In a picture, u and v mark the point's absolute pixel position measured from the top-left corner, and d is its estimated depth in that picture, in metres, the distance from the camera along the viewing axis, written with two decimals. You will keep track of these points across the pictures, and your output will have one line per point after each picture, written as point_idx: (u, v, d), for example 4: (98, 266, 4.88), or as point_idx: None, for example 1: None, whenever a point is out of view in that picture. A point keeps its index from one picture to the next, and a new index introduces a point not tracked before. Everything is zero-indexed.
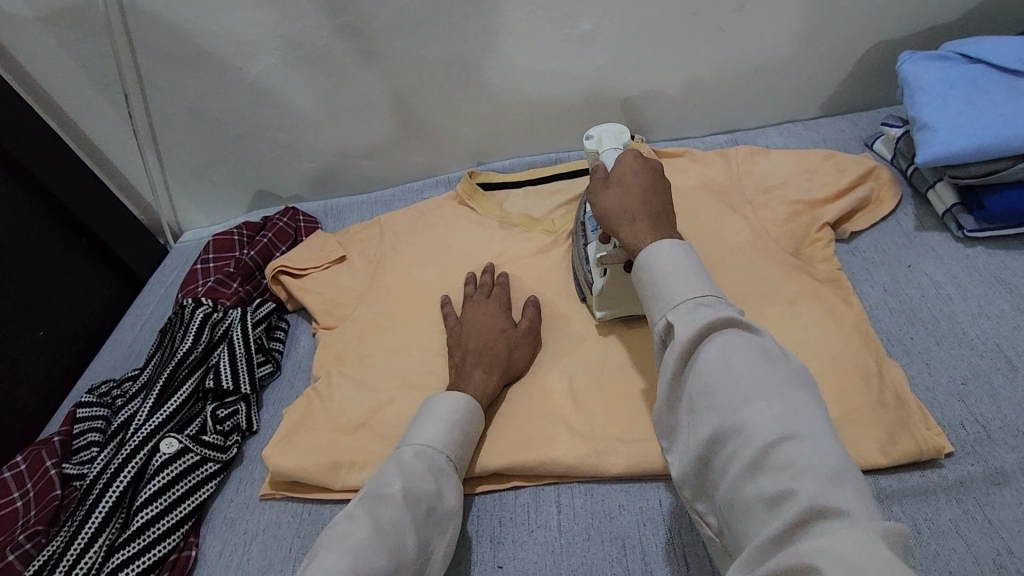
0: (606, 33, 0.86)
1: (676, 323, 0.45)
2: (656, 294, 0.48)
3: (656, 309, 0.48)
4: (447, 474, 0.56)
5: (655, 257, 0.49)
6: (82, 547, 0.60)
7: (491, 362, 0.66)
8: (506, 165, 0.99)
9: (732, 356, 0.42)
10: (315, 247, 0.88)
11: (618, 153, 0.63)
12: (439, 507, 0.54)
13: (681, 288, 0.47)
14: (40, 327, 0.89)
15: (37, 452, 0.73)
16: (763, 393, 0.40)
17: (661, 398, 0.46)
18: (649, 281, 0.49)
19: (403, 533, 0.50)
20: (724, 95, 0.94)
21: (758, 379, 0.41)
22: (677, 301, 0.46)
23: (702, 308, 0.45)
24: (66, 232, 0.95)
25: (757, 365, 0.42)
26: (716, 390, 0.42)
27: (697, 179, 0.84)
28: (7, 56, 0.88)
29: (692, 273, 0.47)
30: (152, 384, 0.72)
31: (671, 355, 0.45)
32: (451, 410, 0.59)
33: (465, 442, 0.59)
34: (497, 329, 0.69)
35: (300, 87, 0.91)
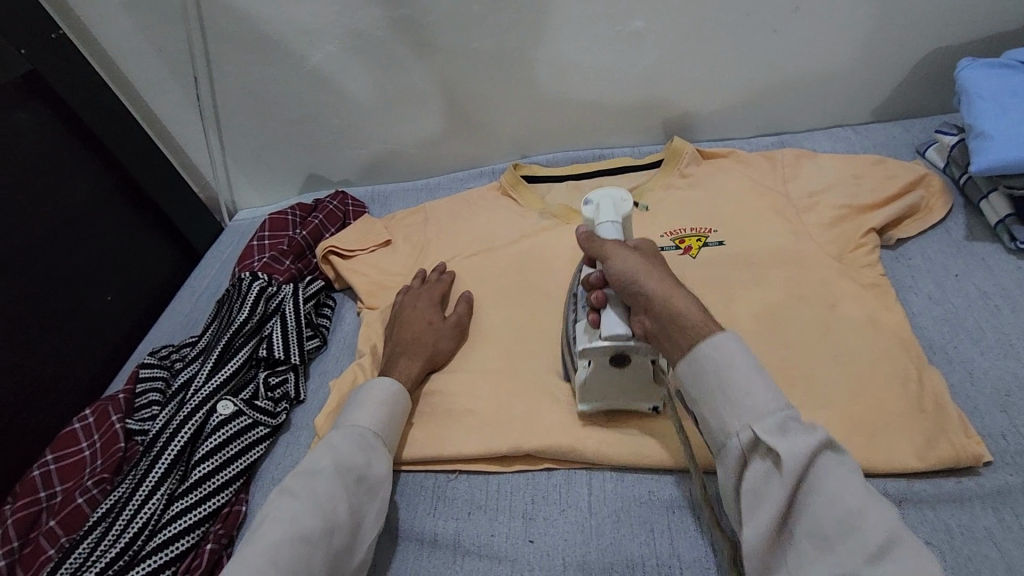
0: (657, 31, 0.86)
1: (775, 446, 0.46)
2: (732, 404, 0.49)
3: (739, 419, 0.48)
4: (376, 448, 0.62)
5: (731, 358, 0.50)
6: (145, 495, 0.65)
7: (416, 350, 0.72)
8: (550, 159, 1.01)
9: (843, 484, 0.45)
10: (363, 230, 0.92)
11: (615, 228, 0.63)
12: (370, 476, 0.60)
13: (762, 400, 0.48)
14: (108, 292, 0.95)
15: (104, 406, 0.78)
16: (875, 517, 0.44)
17: (756, 523, 0.47)
18: (717, 385, 0.50)
19: (334, 500, 0.56)
20: (773, 97, 0.94)
21: (875, 522, 0.43)
22: (763, 412, 0.48)
23: (793, 426, 0.47)
24: (134, 205, 1.02)
25: (865, 500, 0.44)
26: (835, 540, 0.44)
27: (740, 181, 0.84)
28: (90, 38, 0.94)
29: (766, 382, 0.49)
30: (211, 350, 0.77)
31: (779, 483, 0.46)
32: (379, 392, 0.65)
33: (395, 419, 0.65)
34: (425, 320, 0.74)
35: (357, 75, 0.95)
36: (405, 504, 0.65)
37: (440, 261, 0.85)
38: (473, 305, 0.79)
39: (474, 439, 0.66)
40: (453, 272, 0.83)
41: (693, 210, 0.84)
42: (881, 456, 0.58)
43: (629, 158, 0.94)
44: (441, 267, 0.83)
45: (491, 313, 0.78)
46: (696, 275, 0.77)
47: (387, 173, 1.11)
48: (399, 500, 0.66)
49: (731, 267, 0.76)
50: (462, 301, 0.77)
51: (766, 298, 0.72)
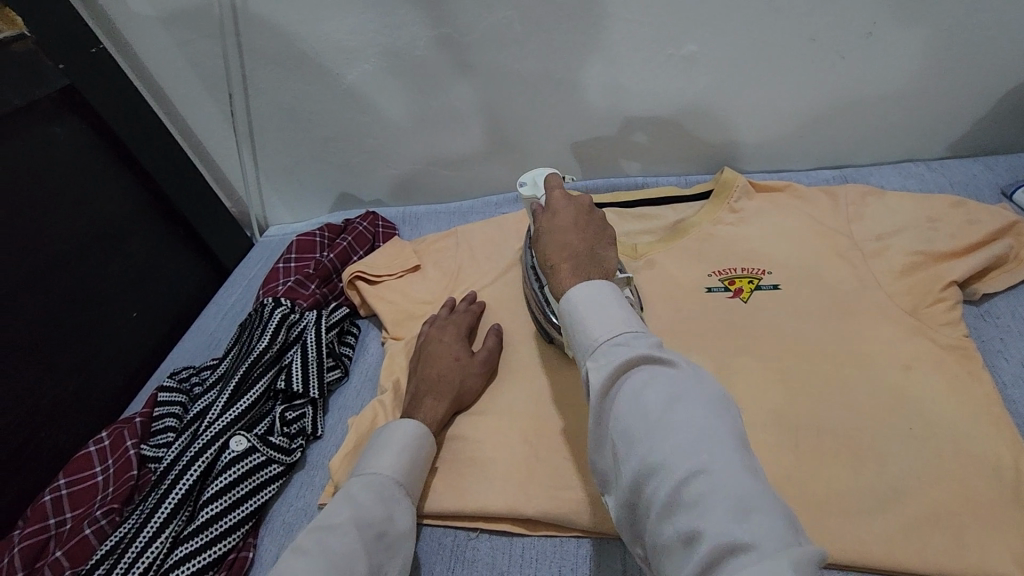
0: (713, 54, 0.80)
1: (592, 371, 0.46)
2: (580, 339, 0.49)
3: (581, 355, 0.48)
4: (398, 499, 0.57)
5: (577, 298, 0.50)
6: (151, 535, 0.62)
7: (443, 390, 0.67)
8: (590, 186, 0.97)
9: (658, 388, 0.42)
10: (392, 254, 0.88)
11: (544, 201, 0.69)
12: (391, 531, 0.55)
13: (600, 330, 0.47)
14: (134, 309, 0.95)
15: (121, 430, 0.77)
16: (682, 408, 0.41)
17: (590, 434, 0.46)
18: (573, 328, 0.50)
19: (353, 560, 0.51)
20: (836, 127, 0.87)
21: (678, 415, 0.40)
22: (596, 343, 0.47)
23: (614, 349, 0.45)
24: (165, 222, 1.02)
25: (671, 398, 0.41)
26: (634, 432, 0.41)
27: (798, 219, 0.79)
28: (130, 53, 0.94)
29: (615, 312, 0.48)
30: (228, 378, 0.74)
31: (595, 406, 0.45)
32: (402, 436, 0.60)
33: (417, 465, 0.60)
34: (451, 356, 0.69)
35: (393, 95, 0.92)
36: (422, 562, 0.61)
37: (468, 290, 0.81)
38: (501, 339, 0.74)
39: (500, 495, 0.61)
40: (483, 303, 0.78)
41: (744, 250, 0.78)
42: (968, 557, 0.51)
43: (675, 190, 0.89)
44: (471, 298, 0.78)
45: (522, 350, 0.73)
46: (747, 323, 0.70)
47: (421, 194, 1.08)
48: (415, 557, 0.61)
49: (787, 316, 0.70)
50: (491, 335, 0.72)
51: (824, 353, 0.65)
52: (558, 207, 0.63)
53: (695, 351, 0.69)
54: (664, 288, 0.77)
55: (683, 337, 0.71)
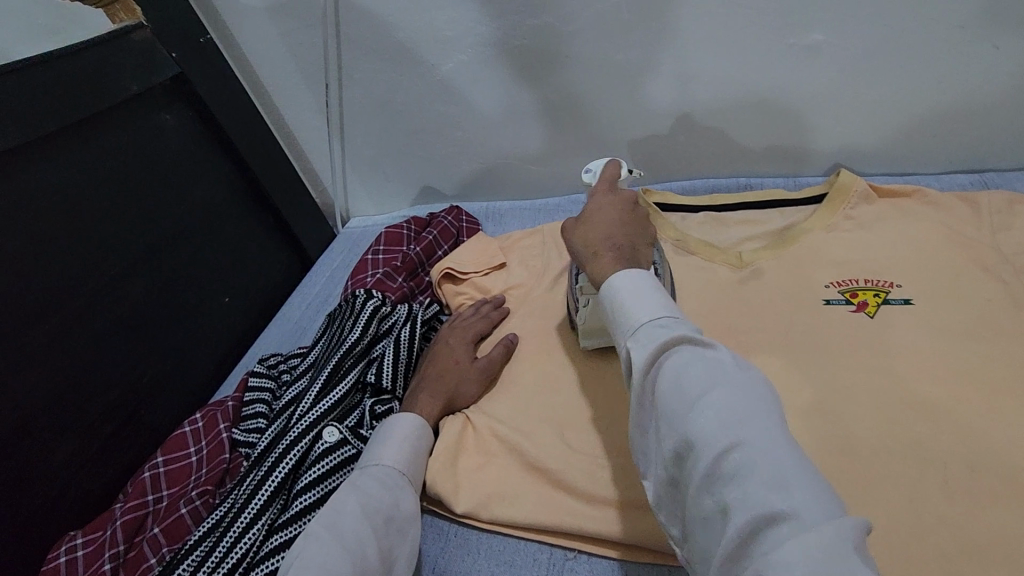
0: (839, 45, 0.74)
1: (633, 351, 0.45)
2: (616, 324, 0.48)
3: (618, 339, 0.47)
4: (403, 487, 0.58)
5: (617, 285, 0.49)
6: (246, 523, 0.62)
7: (437, 388, 0.69)
8: (686, 187, 0.92)
9: (698, 372, 0.40)
10: (478, 250, 0.87)
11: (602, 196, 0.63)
12: (397, 515, 0.55)
13: (639, 313, 0.46)
14: (226, 294, 0.97)
15: (214, 413, 0.79)
16: (724, 391, 0.39)
17: (636, 419, 0.45)
18: (609, 309, 0.49)
19: (363, 541, 0.51)
20: (976, 127, 0.78)
21: (721, 392, 0.39)
22: (636, 324, 0.46)
23: (656, 329, 0.44)
24: (258, 210, 1.04)
25: (716, 372, 0.40)
26: (674, 409, 0.40)
27: (929, 227, 0.72)
28: (233, 45, 0.96)
29: (652, 297, 0.47)
30: (321, 368, 0.75)
31: (638, 385, 0.44)
32: (404, 429, 0.62)
33: (418, 457, 0.62)
34: (453, 359, 0.72)
35: (486, 85, 0.90)
36: None
37: (501, 292, 0.82)
38: (513, 351, 0.73)
39: (600, 512, 0.57)
40: (506, 310, 0.78)
41: (866, 261, 0.71)
42: None
43: (783, 193, 0.83)
44: (497, 302, 0.79)
45: None
46: (873, 340, 0.64)
47: (503, 189, 1.06)
48: (506, 571, 0.58)
49: (919, 335, 0.63)
50: (500, 344, 0.73)
51: (969, 379, 0.59)
52: (592, 218, 0.57)
53: (811, 367, 0.63)
54: (774, 298, 0.71)
55: (798, 351, 0.65)
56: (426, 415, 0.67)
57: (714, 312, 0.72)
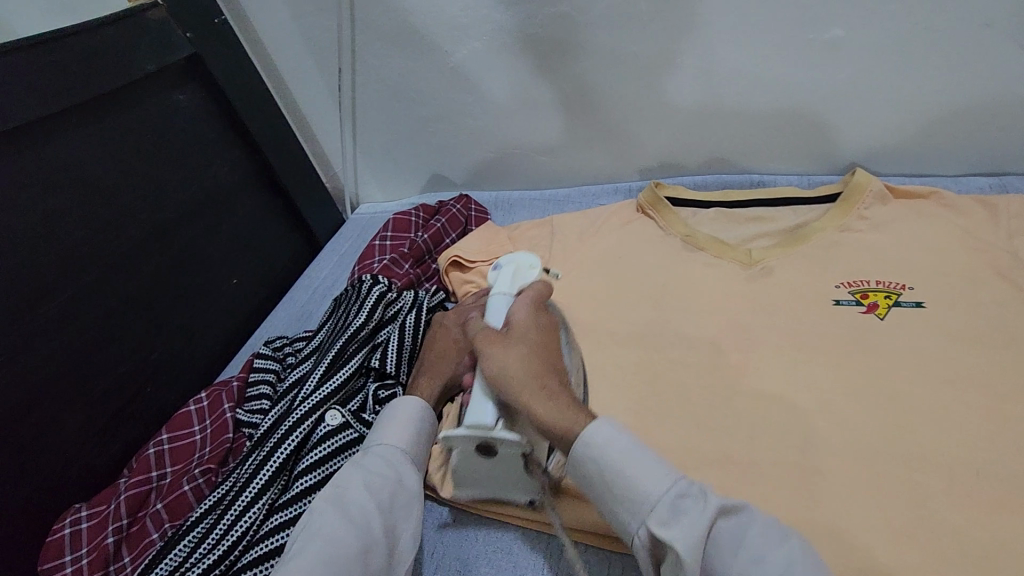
0: (860, 42, 0.73)
1: (669, 538, 0.43)
2: (627, 501, 0.46)
3: (633, 519, 0.45)
4: (407, 465, 0.57)
5: (601, 450, 0.48)
6: (247, 502, 0.63)
7: (437, 370, 0.69)
8: (697, 183, 0.91)
9: (757, 551, 0.41)
10: (486, 239, 0.86)
11: (504, 299, 0.66)
12: (402, 492, 0.55)
13: (648, 485, 0.45)
14: (234, 276, 0.97)
15: (219, 393, 0.79)
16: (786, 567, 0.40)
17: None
18: (604, 482, 0.47)
19: (365, 518, 0.51)
20: (998, 128, 0.76)
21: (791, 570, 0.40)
22: (652, 502, 0.45)
23: (683, 505, 0.44)
24: (268, 192, 1.04)
25: (771, 545, 0.41)
26: None
27: (944, 230, 0.71)
28: (248, 26, 0.96)
29: (648, 465, 0.47)
30: (325, 352, 0.75)
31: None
32: (407, 410, 0.62)
33: (424, 434, 0.61)
34: (451, 339, 0.71)
35: (498, 74, 0.89)
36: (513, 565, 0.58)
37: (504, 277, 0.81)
38: None
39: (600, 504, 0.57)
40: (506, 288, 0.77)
41: (878, 261, 0.70)
42: None
43: (796, 190, 0.82)
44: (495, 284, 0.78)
45: (622, 350, 0.70)
46: (881, 342, 0.64)
47: (512, 179, 1.05)
48: (505, 557, 0.58)
49: (929, 338, 0.63)
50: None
51: (980, 386, 0.58)
52: (523, 339, 0.59)
53: (817, 367, 0.63)
54: (782, 297, 0.70)
55: (805, 351, 0.65)
56: (429, 397, 0.66)
57: (721, 308, 0.71)
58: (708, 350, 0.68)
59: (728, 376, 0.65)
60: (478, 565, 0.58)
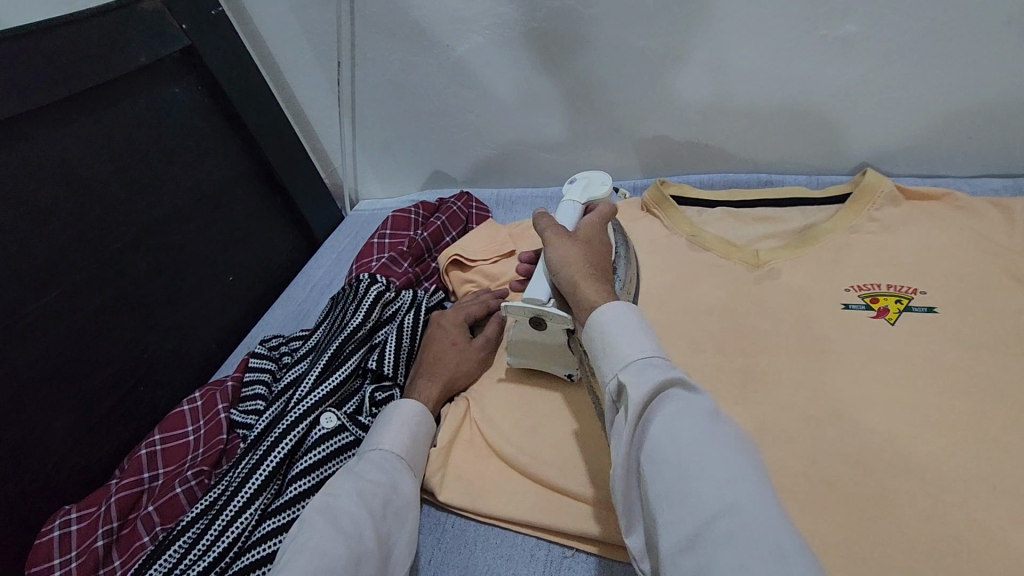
0: (874, 38, 0.71)
1: (629, 384, 0.43)
2: (606, 356, 0.46)
3: (609, 368, 0.46)
4: (402, 471, 0.57)
5: (609, 314, 0.48)
6: (239, 507, 0.61)
7: (435, 371, 0.68)
8: (703, 182, 0.89)
9: (693, 425, 0.40)
10: (487, 237, 0.85)
11: (574, 205, 0.66)
12: (395, 499, 0.55)
13: (631, 348, 0.45)
14: (230, 273, 0.96)
15: (213, 392, 0.78)
16: (712, 443, 0.39)
17: (618, 466, 0.43)
18: (599, 337, 0.47)
19: (359, 525, 0.50)
20: (1015, 128, 0.74)
21: (720, 444, 0.39)
22: (628, 360, 0.44)
23: (651, 369, 0.43)
24: (266, 187, 1.03)
25: (711, 428, 0.40)
26: (670, 465, 0.39)
27: (959, 233, 0.69)
28: (246, 18, 0.94)
29: (643, 333, 0.46)
30: (322, 352, 0.74)
31: (629, 428, 0.42)
32: (402, 414, 0.61)
33: (421, 441, 0.60)
34: (450, 341, 0.70)
35: (500, 69, 0.87)
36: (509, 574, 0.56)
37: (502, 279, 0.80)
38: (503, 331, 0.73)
39: (597, 514, 0.56)
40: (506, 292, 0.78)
41: (889, 265, 0.68)
42: None
43: (805, 190, 0.80)
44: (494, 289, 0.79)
45: None
46: (893, 348, 0.62)
47: (515, 176, 1.04)
48: (502, 565, 0.57)
49: (944, 345, 0.61)
50: (492, 323, 0.73)
51: (996, 394, 0.56)
52: (588, 240, 0.58)
53: (826, 373, 0.61)
54: (791, 300, 0.68)
55: (813, 356, 0.63)
56: (426, 399, 0.65)
57: (728, 311, 0.70)
58: (714, 354, 0.66)
59: (734, 381, 0.63)
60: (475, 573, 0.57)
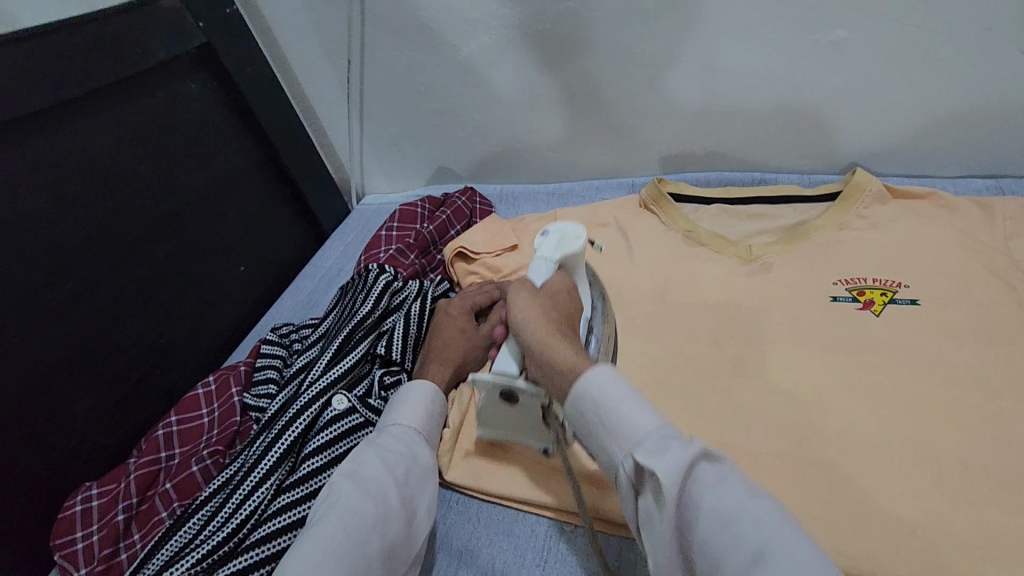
0: (864, 43, 0.74)
1: (652, 468, 0.40)
2: (615, 437, 0.44)
3: (621, 450, 0.43)
4: (420, 443, 0.59)
5: (600, 389, 0.45)
6: (255, 482, 0.64)
7: (445, 356, 0.70)
8: (700, 180, 0.92)
9: (731, 500, 0.38)
10: (491, 232, 0.88)
11: (546, 266, 0.60)
12: (416, 467, 0.57)
13: (638, 421, 0.43)
14: (241, 263, 0.99)
15: (226, 376, 0.81)
16: (758, 529, 0.36)
17: (658, 559, 0.40)
18: (600, 416, 0.45)
19: (384, 490, 0.53)
20: (997, 131, 0.77)
21: (765, 530, 0.36)
22: (642, 437, 0.42)
23: (669, 445, 0.41)
24: (276, 181, 1.06)
25: (750, 502, 0.38)
26: (724, 552, 0.36)
27: (942, 230, 0.72)
28: (259, 17, 0.97)
29: (642, 404, 0.44)
30: (332, 339, 0.77)
31: (664, 519, 0.40)
32: (420, 391, 0.63)
33: (434, 416, 0.63)
34: (458, 326, 0.72)
35: (505, 69, 0.90)
36: (512, 548, 0.59)
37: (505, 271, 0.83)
38: None
39: (593, 492, 0.59)
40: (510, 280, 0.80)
41: (875, 260, 0.72)
42: None
43: (797, 188, 0.84)
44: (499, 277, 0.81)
45: (623, 342, 0.72)
46: (877, 338, 0.65)
47: (518, 173, 1.07)
48: (505, 539, 0.60)
49: (925, 336, 0.64)
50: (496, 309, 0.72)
51: (972, 382, 0.60)
52: (554, 296, 0.58)
53: (813, 362, 0.64)
54: (781, 293, 0.72)
55: (801, 345, 0.66)
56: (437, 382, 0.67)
57: (721, 303, 0.73)
58: (708, 343, 0.69)
59: (726, 369, 0.66)
60: (479, 547, 0.60)
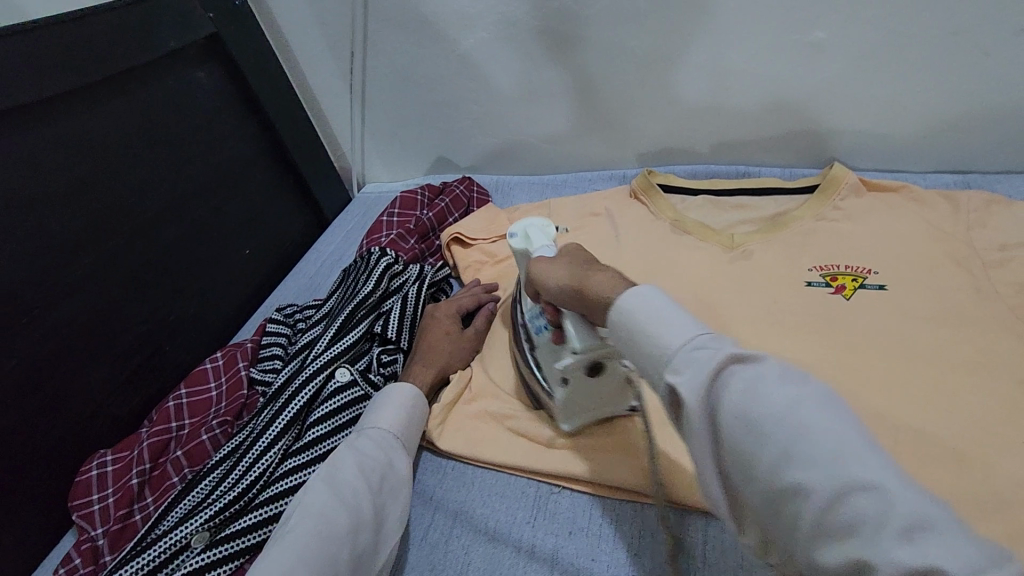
0: (840, 44, 0.78)
1: (683, 387, 0.36)
2: (644, 350, 0.41)
3: (651, 364, 0.40)
4: (398, 450, 0.62)
5: (632, 307, 0.43)
6: (265, 446, 0.68)
7: (432, 358, 0.74)
8: (688, 173, 0.96)
9: (763, 390, 0.34)
10: (488, 219, 0.92)
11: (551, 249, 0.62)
12: (391, 475, 0.60)
13: (669, 337, 0.39)
14: (246, 247, 1.02)
15: (234, 352, 0.85)
16: (791, 413, 0.32)
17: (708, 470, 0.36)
18: (624, 336, 0.43)
19: (359, 497, 0.55)
20: (965, 128, 0.82)
21: (803, 411, 0.32)
22: (673, 350, 0.39)
23: (699, 354, 0.37)
24: (280, 169, 1.09)
25: (784, 394, 0.33)
26: (756, 445, 0.33)
27: (910, 220, 0.77)
28: (265, 10, 1.01)
29: (674, 318, 0.40)
30: (335, 317, 0.81)
31: (705, 425, 0.35)
32: (400, 397, 0.66)
33: (414, 424, 0.66)
34: (444, 330, 0.77)
35: (503, 63, 0.94)
36: (503, 509, 0.63)
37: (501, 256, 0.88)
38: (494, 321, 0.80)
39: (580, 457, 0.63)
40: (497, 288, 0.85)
41: (848, 247, 0.76)
42: None
43: (778, 181, 0.88)
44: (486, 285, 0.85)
45: None
46: (846, 319, 0.70)
47: (514, 165, 1.11)
48: (497, 500, 0.64)
49: (890, 317, 0.69)
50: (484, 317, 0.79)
51: (931, 359, 0.64)
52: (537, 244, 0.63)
53: (786, 340, 0.69)
54: (760, 278, 0.76)
55: (777, 326, 0.71)
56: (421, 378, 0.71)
57: (703, 286, 0.77)
58: None
59: None
60: (473, 507, 0.64)
